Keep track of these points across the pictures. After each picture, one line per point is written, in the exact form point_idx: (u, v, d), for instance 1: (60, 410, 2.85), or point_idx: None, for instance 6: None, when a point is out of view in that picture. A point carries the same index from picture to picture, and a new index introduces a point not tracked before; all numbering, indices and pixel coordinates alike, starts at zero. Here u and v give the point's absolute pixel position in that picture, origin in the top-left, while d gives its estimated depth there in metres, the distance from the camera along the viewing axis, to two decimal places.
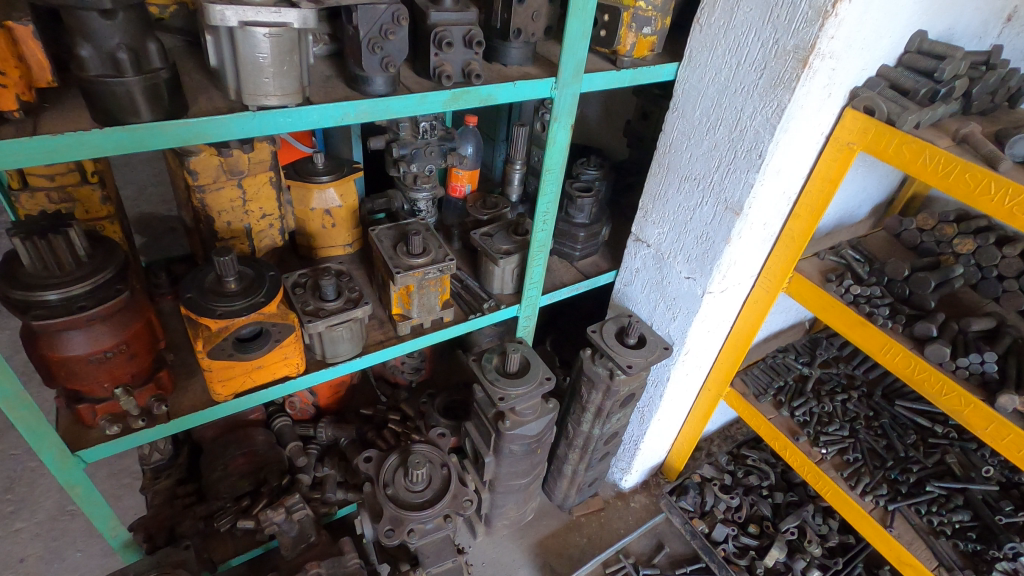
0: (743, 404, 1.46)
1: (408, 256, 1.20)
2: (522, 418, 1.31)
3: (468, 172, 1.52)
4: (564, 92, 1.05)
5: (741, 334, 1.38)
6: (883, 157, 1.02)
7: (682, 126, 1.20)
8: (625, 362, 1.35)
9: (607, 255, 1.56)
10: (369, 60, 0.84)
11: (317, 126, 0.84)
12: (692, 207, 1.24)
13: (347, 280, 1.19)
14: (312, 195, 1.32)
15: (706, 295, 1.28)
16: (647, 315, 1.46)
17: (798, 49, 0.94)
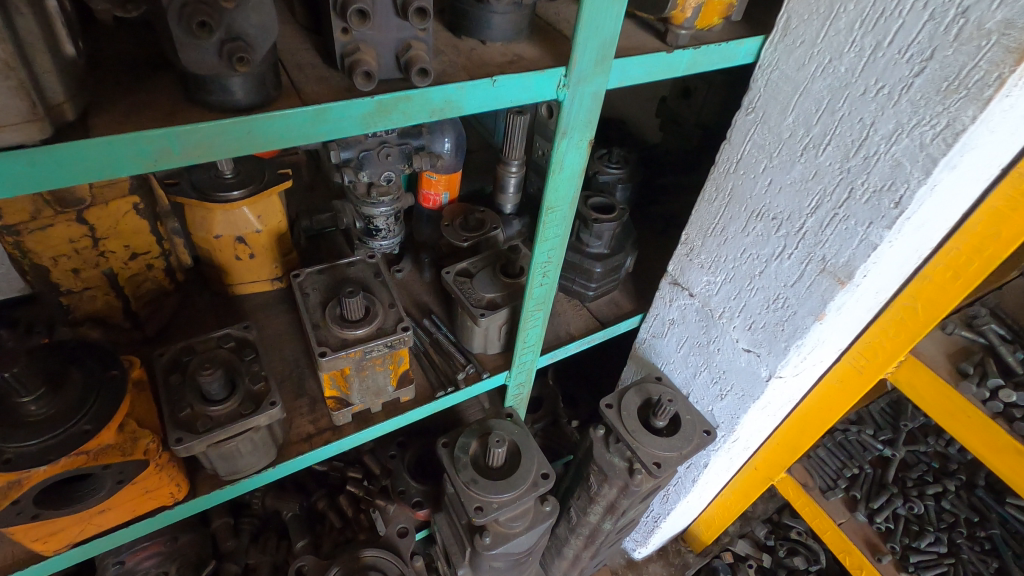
0: (803, 498, 1.11)
1: (342, 325, 0.81)
2: (507, 531, 0.97)
3: (444, 177, 1.11)
4: (578, 92, 0.63)
5: (813, 419, 1.00)
6: None
7: (759, 136, 0.78)
8: (650, 458, 0.99)
9: (630, 291, 1.17)
10: (195, 48, 0.43)
11: (102, 179, 0.44)
12: (765, 257, 0.83)
13: (251, 358, 0.81)
14: (214, 217, 0.93)
15: (774, 379, 0.89)
16: (681, 381, 1.08)
17: (1014, 31, 0.51)
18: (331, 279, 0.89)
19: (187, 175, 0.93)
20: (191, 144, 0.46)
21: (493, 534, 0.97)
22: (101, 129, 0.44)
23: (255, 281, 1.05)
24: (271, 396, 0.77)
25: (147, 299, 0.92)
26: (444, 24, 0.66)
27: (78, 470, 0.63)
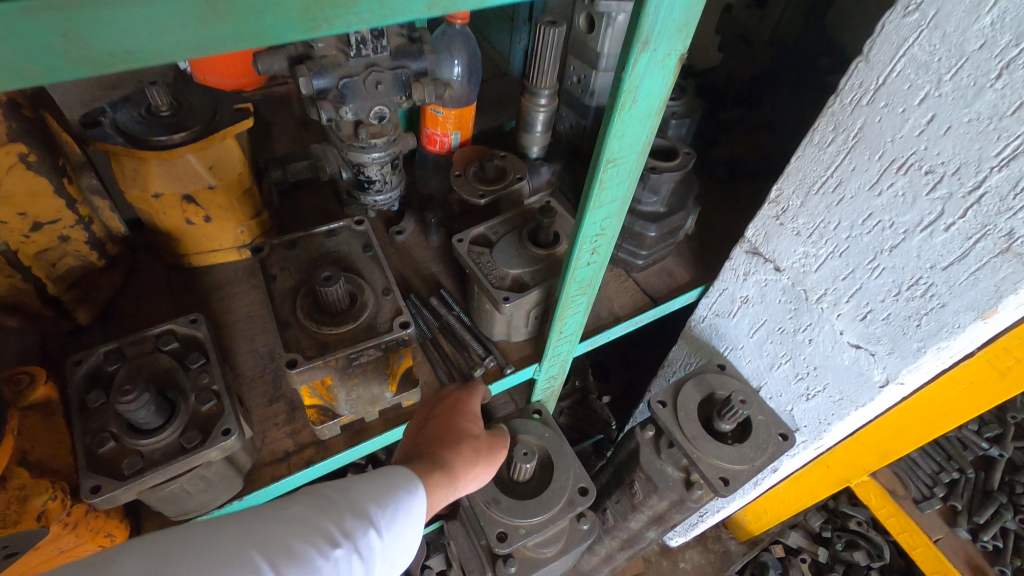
0: (892, 509, 0.93)
1: (320, 322, 0.60)
2: (536, 556, 0.80)
3: (454, 113, 0.85)
4: None
5: (922, 423, 0.80)
6: None
7: (922, 51, 0.52)
8: (714, 473, 0.79)
9: (687, 257, 0.94)
10: None
11: None
12: (906, 227, 0.59)
13: (198, 367, 0.60)
14: (150, 171, 0.70)
15: (892, 384, 0.68)
16: (751, 372, 0.87)
17: None
18: (306, 256, 0.67)
19: (110, 113, 0.70)
20: None
21: (519, 561, 0.80)
22: None
23: (218, 251, 0.83)
24: (225, 422, 0.57)
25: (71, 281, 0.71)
26: None
27: None
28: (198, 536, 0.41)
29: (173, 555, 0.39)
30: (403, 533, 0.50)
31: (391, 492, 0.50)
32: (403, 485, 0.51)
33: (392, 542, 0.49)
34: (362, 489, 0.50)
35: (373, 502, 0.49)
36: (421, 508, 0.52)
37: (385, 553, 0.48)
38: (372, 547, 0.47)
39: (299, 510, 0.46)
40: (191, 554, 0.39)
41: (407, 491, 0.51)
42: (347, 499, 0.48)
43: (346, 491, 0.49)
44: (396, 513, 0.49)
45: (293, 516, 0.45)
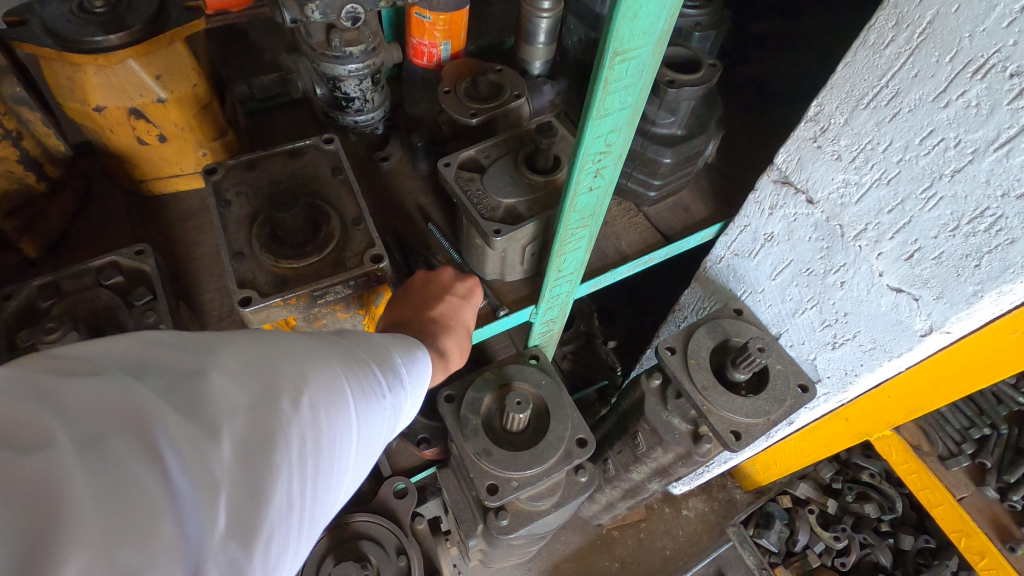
0: (915, 467, 0.87)
1: (278, 253, 0.53)
2: (530, 510, 0.75)
3: (444, 18, 0.73)
4: None
5: (959, 376, 0.73)
6: None
7: None
8: (726, 427, 0.72)
9: (704, 190, 0.84)
10: None
11: None
12: (976, 148, 0.49)
13: (145, 302, 0.54)
14: (89, 79, 0.61)
15: (934, 334, 0.60)
16: (771, 319, 0.79)
17: None
18: (266, 179, 0.58)
19: (37, 10, 0.60)
20: None
21: (511, 514, 0.75)
22: None
23: (178, 177, 0.74)
24: None
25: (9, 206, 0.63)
26: None
27: None
28: (291, 342, 0.39)
29: (267, 357, 0.36)
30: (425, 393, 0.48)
31: (422, 351, 0.48)
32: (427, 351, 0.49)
33: (421, 395, 0.48)
34: (402, 344, 0.47)
35: (413, 358, 0.47)
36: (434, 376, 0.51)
37: (415, 404, 0.48)
38: (409, 398, 0.46)
39: (359, 346, 0.43)
40: (291, 359, 0.37)
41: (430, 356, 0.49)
42: (394, 348, 0.46)
43: (391, 339, 0.47)
44: (426, 373, 0.48)
45: (358, 350, 0.43)
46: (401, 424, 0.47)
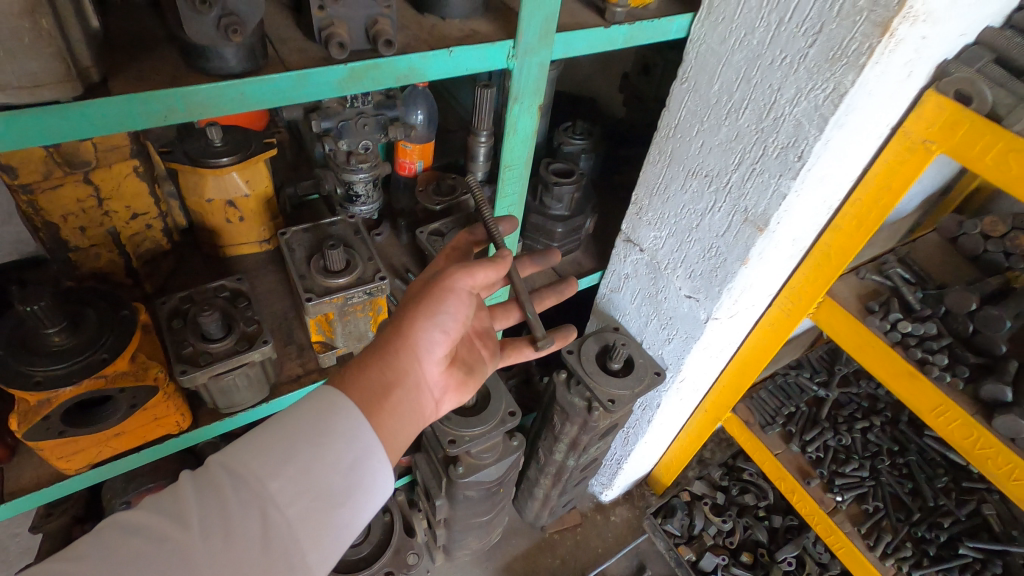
0: (745, 433, 1.22)
1: (326, 275, 0.92)
2: (477, 462, 1.09)
3: (419, 147, 1.18)
4: (526, 61, 0.73)
5: (751, 360, 1.13)
6: (901, 172, 0.79)
7: (693, 103, 0.88)
8: (605, 395, 1.10)
9: (591, 252, 1.28)
10: (197, 22, 0.52)
11: (120, 132, 0.53)
12: (701, 211, 0.94)
13: (245, 305, 0.91)
14: (206, 181, 1.00)
15: (710, 321, 1.01)
16: (636, 329, 1.20)
17: (876, 6, 0.62)
18: (314, 238, 0.99)
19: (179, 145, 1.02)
20: (194, 102, 0.55)
21: (465, 465, 1.08)
22: (122, 88, 0.53)
23: (245, 244, 1.13)
24: (264, 336, 0.87)
25: (147, 259, 1.01)
26: (409, 2, 0.74)
27: (99, 391, 0.73)
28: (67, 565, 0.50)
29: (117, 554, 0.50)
30: (332, 446, 0.61)
31: (309, 416, 0.62)
32: (339, 403, 0.64)
33: (330, 469, 0.60)
34: (283, 432, 0.61)
35: (280, 458, 0.59)
36: (351, 419, 0.63)
37: (305, 494, 0.58)
38: (283, 498, 0.57)
39: (189, 499, 0.56)
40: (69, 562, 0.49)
41: (331, 407, 0.63)
42: (268, 444, 0.60)
43: (249, 448, 0.59)
44: (310, 439, 0.61)
45: (221, 486, 0.57)
46: (315, 512, 0.58)
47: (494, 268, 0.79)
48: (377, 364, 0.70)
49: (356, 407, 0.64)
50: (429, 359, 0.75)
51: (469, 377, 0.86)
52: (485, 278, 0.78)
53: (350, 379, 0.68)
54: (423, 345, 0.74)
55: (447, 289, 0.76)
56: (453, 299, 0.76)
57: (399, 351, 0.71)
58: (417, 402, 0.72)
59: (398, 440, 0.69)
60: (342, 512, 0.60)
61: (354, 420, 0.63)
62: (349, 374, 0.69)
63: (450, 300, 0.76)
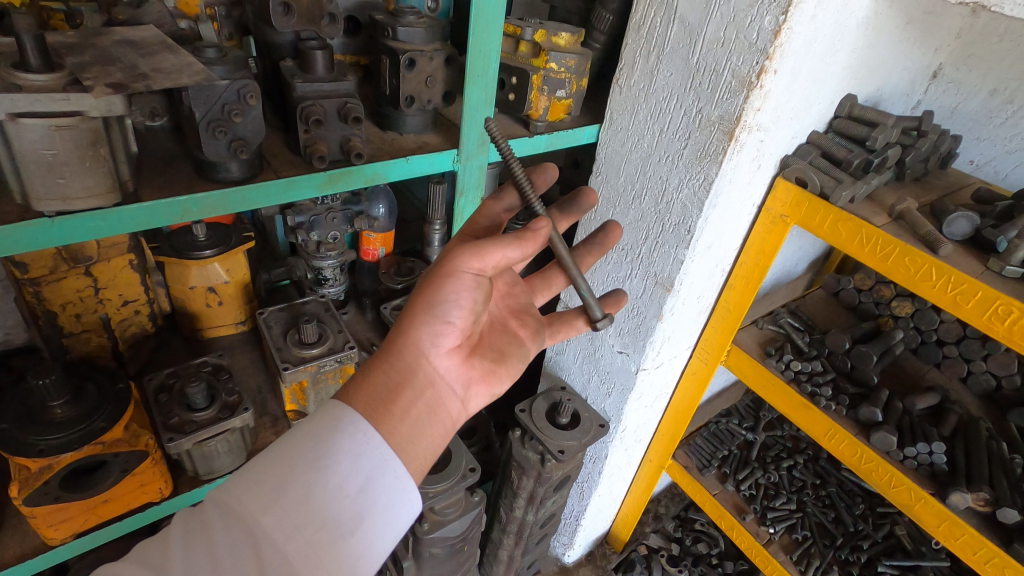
0: (686, 477, 1.34)
1: (301, 346, 1.04)
2: (442, 518, 1.17)
3: (380, 235, 1.35)
4: (468, 164, 0.92)
5: (681, 407, 1.28)
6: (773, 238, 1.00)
7: (607, 192, 1.09)
8: (556, 446, 1.21)
9: None
10: (213, 145, 0.68)
11: (146, 228, 0.68)
12: (621, 279, 1.12)
13: (226, 378, 1.01)
14: (190, 272, 1.10)
15: (640, 371, 1.16)
16: (580, 387, 1.34)
17: (723, 121, 0.85)
18: (289, 316, 1.12)
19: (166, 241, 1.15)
20: (208, 205, 0.71)
21: (430, 521, 1.16)
22: (151, 195, 0.68)
23: (222, 326, 1.22)
24: (244, 405, 0.97)
25: (131, 342, 1.10)
26: (373, 121, 0.94)
27: (96, 457, 0.83)
28: None
29: None
30: (336, 467, 0.58)
31: (309, 438, 0.59)
32: (342, 420, 0.60)
33: (336, 495, 0.57)
34: (280, 457, 0.58)
35: (277, 488, 0.55)
36: (358, 433, 0.60)
37: (305, 526, 0.54)
38: (280, 533, 0.53)
39: (179, 547, 0.54)
40: None
41: (332, 425, 0.60)
42: (266, 472, 0.57)
43: (246, 478, 0.56)
44: (310, 463, 0.57)
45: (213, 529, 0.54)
46: (321, 542, 0.54)
47: (507, 238, 0.64)
48: (382, 368, 0.65)
49: (358, 421, 0.60)
50: (440, 354, 0.68)
51: (501, 364, 0.76)
52: (498, 257, 0.64)
53: (355, 387, 0.64)
54: (429, 340, 0.67)
55: (446, 274, 0.64)
56: (455, 285, 0.64)
57: (403, 348, 0.66)
58: (432, 405, 0.66)
59: (418, 447, 0.64)
60: (351, 540, 0.56)
61: (360, 436, 0.60)
62: (355, 380, 0.65)
63: (451, 286, 0.64)
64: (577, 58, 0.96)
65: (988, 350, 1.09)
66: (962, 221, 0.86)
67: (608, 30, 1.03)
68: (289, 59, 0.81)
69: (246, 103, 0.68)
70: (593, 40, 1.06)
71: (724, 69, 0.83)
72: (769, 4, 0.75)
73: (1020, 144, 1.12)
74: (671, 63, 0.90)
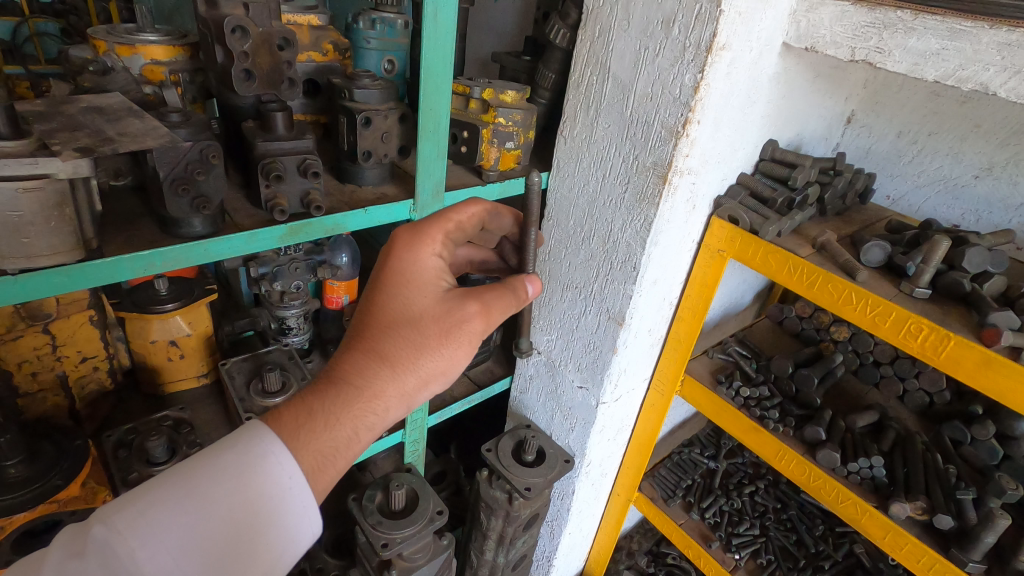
0: (652, 509, 1.37)
1: (264, 395, 1.07)
2: (411, 564, 1.16)
3: (344, 283, 1.36)
4: (424, 213, 0.97)
5: (643, 438, 1.32)
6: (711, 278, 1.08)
7: (559, 235, 1.16)
8: (523, 484, 1.22)
9: (500, 360, 1.49)
10: (176, 202, 0.71)
11: (109, 282, 0.70)
12: (576, 315, 1.18)
13: (187, 431, 1.02)
14: (151, 326, 1.10)
15: (600, 405, 1.20)
16: (545, 424, 1.37)
17: (657, 166, 0.93)
18: (252, 366, 1.14)
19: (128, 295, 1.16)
20: (169, 258, 0.73)
21: (399, 568, 1.16)
22: (113, 251, 0.71)
23: (183, 379, 1.19)
24: None
25: (89, 399, 1.09)
26: (333, 175, 0.99)
27: (49, 517, 0.82)
28: None
29: None
30: (253, 514, 0.58)
31: (224, 478, 0.58)
32: (267, 460, 0.59)
33: (247, 540, 0.57)
34: (187, 496, 0.56)
35: (183, 535, 0.54)
36: (286, 479, 0.60)
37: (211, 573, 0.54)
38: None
39: None
40: None
41: (255, 466, 0.59)
42: (168, 513, 0.55)
43: (145, 521, 0.54)
44: (220, 507, 0.57)
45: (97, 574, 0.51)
46: None
47: (514, 304, 0.81)
48: (356, 422, 0.65)
49: (301, 474, 0.60)
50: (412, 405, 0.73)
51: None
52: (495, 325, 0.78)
53: (317, 434, 0.63)
54: (414, 396, 0.71)
55: (463, 343, 0.74)
56: (462, 354, 0.74)
57: (387, 402, 0.67)
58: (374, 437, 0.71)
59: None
60: None
61: (284, 479, 0.60)
62: (316, 424, 0.63)
63: (459, 353, 0.74)
64: (522, 113, 1.04)
65: (918, 368, 1.18)
66: (877, 249, 0.94)
67: (551, 88, 1.12)
68: (251, 121, 0.87)
69: (209, 162, 0.72)
70: (538, 96, 1.15)
71: (654, 120, 0.91)
72: (687, 64, 0.84)
73: (927, 179, 1.24)
74: (608, 115, 0.99)
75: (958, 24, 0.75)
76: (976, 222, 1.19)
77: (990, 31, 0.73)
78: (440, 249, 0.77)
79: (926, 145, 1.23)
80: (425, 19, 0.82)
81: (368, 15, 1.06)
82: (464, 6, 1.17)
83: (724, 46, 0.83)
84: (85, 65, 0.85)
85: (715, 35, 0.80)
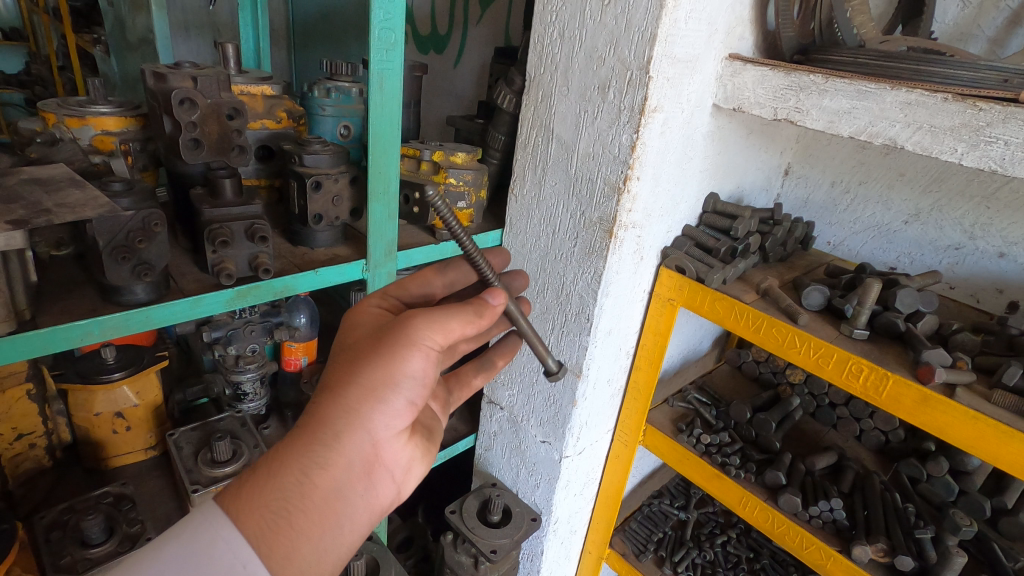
0: (624, 566, 1.35)
1: (213, 465, 1.03)
2: None
3: (303, 343, 1.32)
4: (376, 273, 0.98)
5: (610, 491, 1.30)
6: (670, 315, 1.09)
7: None
8: (488, 547, 1.18)
9: (464, 416, 1.46)
10: (116, 271, 0.71)
11: (42, 353, 0.67)
12: (536, 368, 1.18)
13: (129, 507, 0.98)
14: (95, 397, 1.05)
15: (563, 459, 1.19)
16: (511, 482, 1.34)
17: (603, 221, 0.96)
18: (201, 435, 1.10)
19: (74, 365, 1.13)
20: (108, 327, 0.72)
21: None
22: (47, 320, 0.69)
23: (129, 452, 1.14)
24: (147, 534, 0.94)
25: (24, 478, 1.04)
26: (285, 239, 0.99)
27: None
28: None
29: None
30: None
31: (170, 568, 0.52)
32: (217, 544, 0.53)
33: None
34: None
35: None
36: (239, 565, 0.52)
37: None
38: None
39: None
40: None
41: (205, 550, 0.52)
42: None
43: None
44: None
45: None
46: None
47: (474, 316, 0.64)
48: (302, 467, 0.56)
49: (256, 558, 0.53)
50: (383, 433, 0.61)
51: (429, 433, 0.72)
52: (462, 332, 0.63)
53: (261, 490, 0.55)
54: (374, 423, 0.60)
55: (409, 344, 0.60)
56: (417, 358, 0.61)
57: (335, 431, 0.58)
58: (355, 497, 0.59)
59: (326, 557, 0.58)
60: None
61: (237, 565, 0.52)
62: (256, 480, 0.56)
63: (413, 359, 0.60)
64: (473, 173, 1.07)
65: (871, 408, 1.20)
66: (816, 293, 0.98)
67: (501, 148, 1.17)
68: (199, 187, 0.88)
69: (151, 230, 0.72)
70: (489, 157, 1.19)
71: (597, 178, 0.95)
72: (624, 125, 0.89)
73: (862, 226, 1.31)
74: (554, 174, 1.03)
75: (865, 86, 0.81)
76: (910, 264, 1.26)
77: (892, 92, 0.79)
78: (380, 299, 0.72)
79: (857, 193, 1.30)
80: (371, 88, 0.86)
81: (323, 84, 1.10)
82: (416, 74, 1.22)
83: (657, 109, 0.88)
84: (33, 138, 0.88)
85: (646, 98, 0.85)
